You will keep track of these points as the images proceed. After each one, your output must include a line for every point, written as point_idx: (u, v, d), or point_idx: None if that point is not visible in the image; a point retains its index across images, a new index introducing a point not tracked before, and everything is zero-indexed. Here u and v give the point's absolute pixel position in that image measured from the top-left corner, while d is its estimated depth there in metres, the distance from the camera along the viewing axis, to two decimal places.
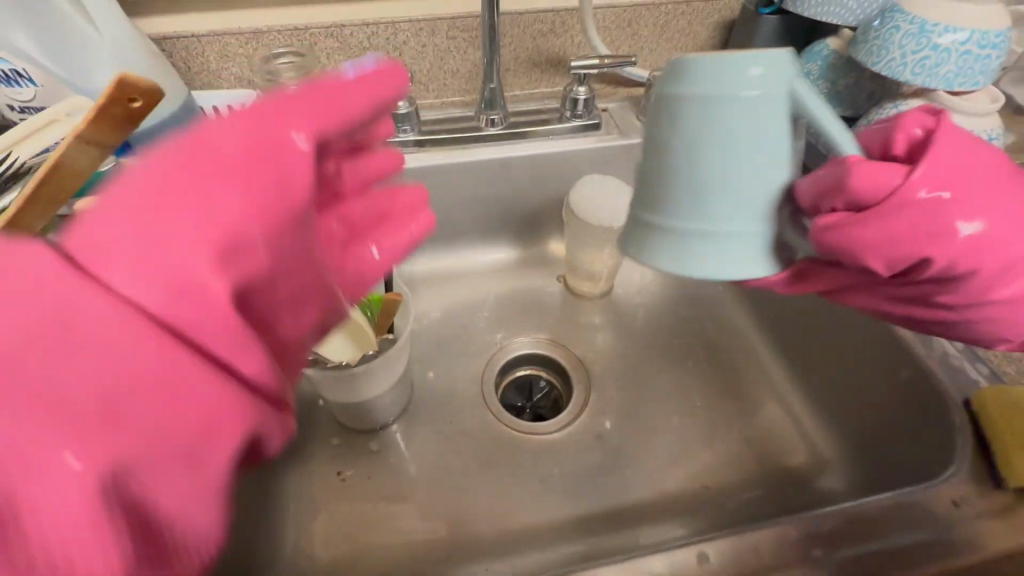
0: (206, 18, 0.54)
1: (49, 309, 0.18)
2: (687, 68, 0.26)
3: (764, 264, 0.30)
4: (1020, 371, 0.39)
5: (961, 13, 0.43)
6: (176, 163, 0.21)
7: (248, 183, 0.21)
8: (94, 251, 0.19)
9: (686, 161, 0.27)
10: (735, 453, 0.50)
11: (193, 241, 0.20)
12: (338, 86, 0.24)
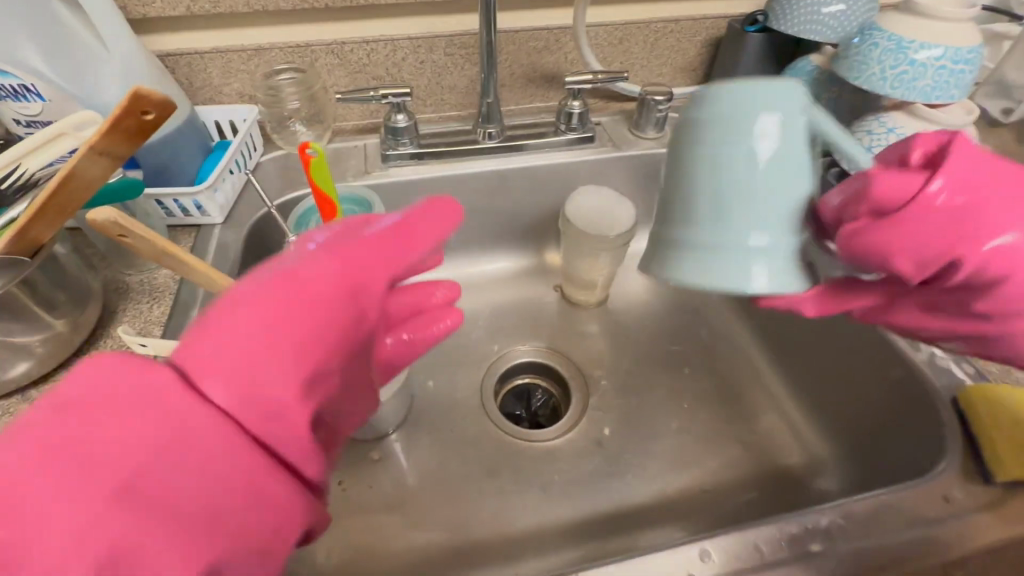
0: (209, 35, 0.55)
1: (168, 427, 0.22)
2: (708, 95, 0.29)
3: (796, 278, 0.31)
4: (1005, 370, 0.40)
5: (936, 30, 0.45)
6: (273, 296, 0.26)
7: (325, 315, 0.27)
8: (208, 372, 0.24)
9: (709, 182, 0.29)
10: (731, 457, 0.51)
11: (285, 373, 0.25)
12: (400, 235, 0.31)
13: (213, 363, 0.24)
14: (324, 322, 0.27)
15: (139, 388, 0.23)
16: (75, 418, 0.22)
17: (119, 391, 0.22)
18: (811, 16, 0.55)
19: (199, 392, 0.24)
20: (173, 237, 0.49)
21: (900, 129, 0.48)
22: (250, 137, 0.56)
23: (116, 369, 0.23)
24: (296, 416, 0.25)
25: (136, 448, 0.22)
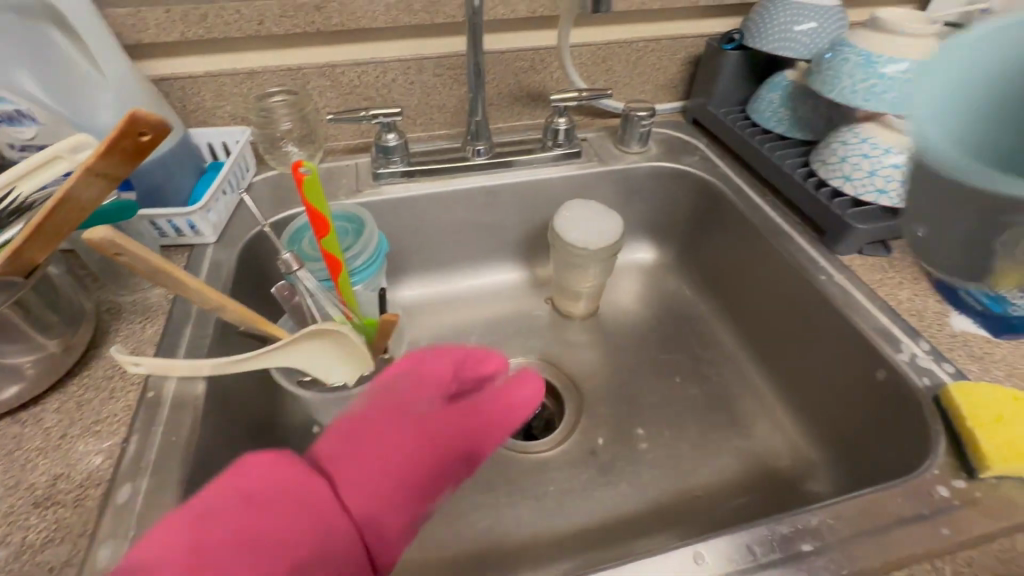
0: (202, 60, 0.56)
1: (319, 526, 0.29)
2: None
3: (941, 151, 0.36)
4: (983, 369, 0.42)
5: (902, 46, 0.48)
6: (407, 430, 0.36)
7: (437, 457, 0.36)
8: (351, 476, 0.33)
9: None
10: (724, 463, 0.52)
11: (400, 508, 0.33)
12: (512, 399, 0.41)
13: (357, 474, 0.33)
14: (438, 460, 0.36)
15: (307, 482, 0.30)
16: (254, 510, 0.28)
17: (287, 489, 0.30)
18: (785, 33, 0.58)
19: (341, 500, 0.32)
20: (167, 257, 0.49)
21: (872, 140, 0.50)
22: (243, 157, 0.57)
23: (282, 468, 0.30)
24: (390, 545, 0.32)
25: (284, 542, 0.28)
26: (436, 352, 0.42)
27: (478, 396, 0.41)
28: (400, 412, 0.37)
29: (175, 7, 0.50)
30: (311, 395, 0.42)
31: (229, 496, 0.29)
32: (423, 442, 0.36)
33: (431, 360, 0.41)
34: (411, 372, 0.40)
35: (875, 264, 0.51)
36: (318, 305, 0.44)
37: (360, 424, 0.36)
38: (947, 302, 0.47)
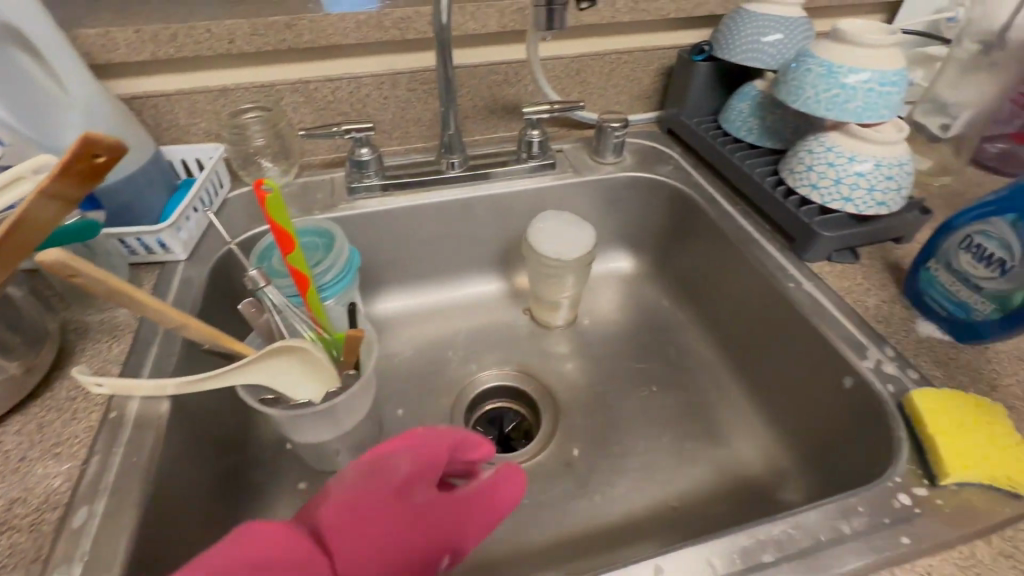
0: (174, 78, 0.57)
1: None
2: None
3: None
4: (948, 375, 0.42)
5: (863, 56, 0.48)
6: (409, 524, 0.35)
7: (427, 554, 0.35)
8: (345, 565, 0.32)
9: None
10: (699, 472, 0.52)
11: None
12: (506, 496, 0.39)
13: (352, 559, 0.32)
14: (425, 557, 0.35)
15: (311, 560, 0.30)
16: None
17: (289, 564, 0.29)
18: (752, 44, 0.59)
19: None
20: (136, 276, 0.49)
21: (836, 148, 0.50)
22: (216, 174, 0.57)
23: (284, 542, 0.30)
24: None
25: None
26: (432, 435, 0.39)
27: (474, 489, 0.38)
28: (402, 504, 0.35)
29: (145, 27, 0.51)
30: (277, 413, 0.42)
31: (238, 560, 0.28)
32: (416, 539, 0.35)
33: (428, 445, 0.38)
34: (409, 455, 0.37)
35: (843, 271, 0.51)
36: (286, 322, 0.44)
37: (362, 507, 0.34)
38: (913, 308, 0.47)
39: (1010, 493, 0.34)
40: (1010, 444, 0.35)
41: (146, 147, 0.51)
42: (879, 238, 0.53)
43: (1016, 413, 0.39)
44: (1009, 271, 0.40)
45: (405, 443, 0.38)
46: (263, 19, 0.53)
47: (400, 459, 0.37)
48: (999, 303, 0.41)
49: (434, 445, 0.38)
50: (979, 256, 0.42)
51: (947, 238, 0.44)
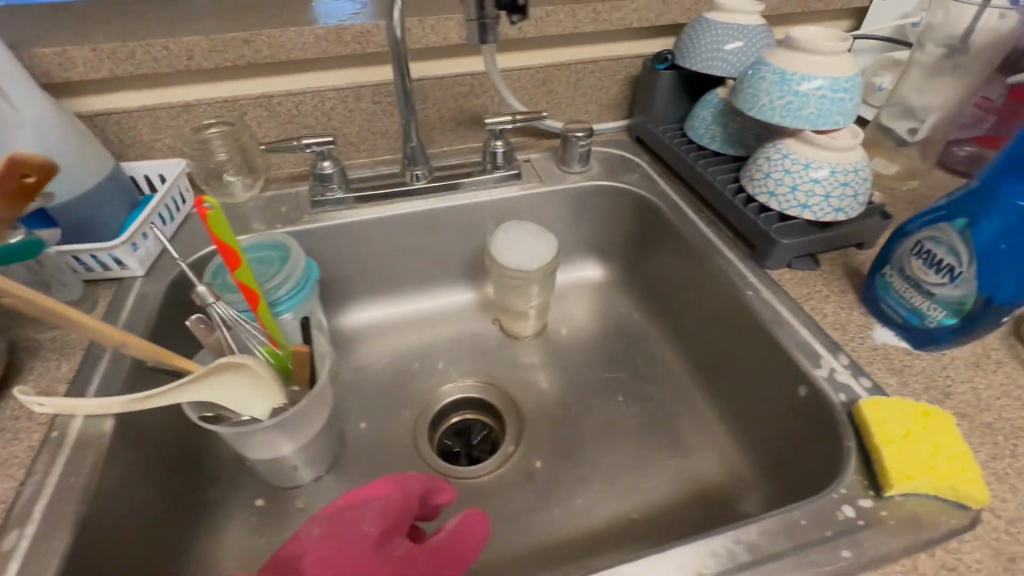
0: (137, 94, 0.57)
1: None
2: None
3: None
4: (901, 383, 0.42)
5: (815, 63, 0.48)
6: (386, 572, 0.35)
7: None
8: None
9: None
10: (661, 483, 0.51)
11: None
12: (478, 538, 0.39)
13: None
14: None
15: None
16: None
17: None
18: (714, 52, 0.59)
19: None
20: (92, 293, 0.49)
21: (792, 154, 0.50)
22: (178, 189, 0.57)
23: None
24: None
25: None
26: (400, 483, 0.42)
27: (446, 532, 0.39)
28: (378, 552, 0.36)
29: (102, 45, 0.51)
30: (221, 429, 0.41)
31: None
32: None
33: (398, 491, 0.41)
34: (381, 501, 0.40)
35: (803, 278, 0.51)
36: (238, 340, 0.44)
37: (338, 554, 0.35)
38: (871, 315, 0.47)
39: (955, 503, 0.34)
40: (957, 454, 0.34)
41: (103, 162, 0.51)
42: (839, 244, 0.52)
43: (968, 421, 0.39)
44: (957, 277, 0.39)
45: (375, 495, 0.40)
46: (221, 35, 0.53)
47: (373, 506, 0.39)
48: (950, 310, 0.41)
49: (403, 492, 0.41)
50: (929, 262, 0.41)
51: (900, 243, 0.44)
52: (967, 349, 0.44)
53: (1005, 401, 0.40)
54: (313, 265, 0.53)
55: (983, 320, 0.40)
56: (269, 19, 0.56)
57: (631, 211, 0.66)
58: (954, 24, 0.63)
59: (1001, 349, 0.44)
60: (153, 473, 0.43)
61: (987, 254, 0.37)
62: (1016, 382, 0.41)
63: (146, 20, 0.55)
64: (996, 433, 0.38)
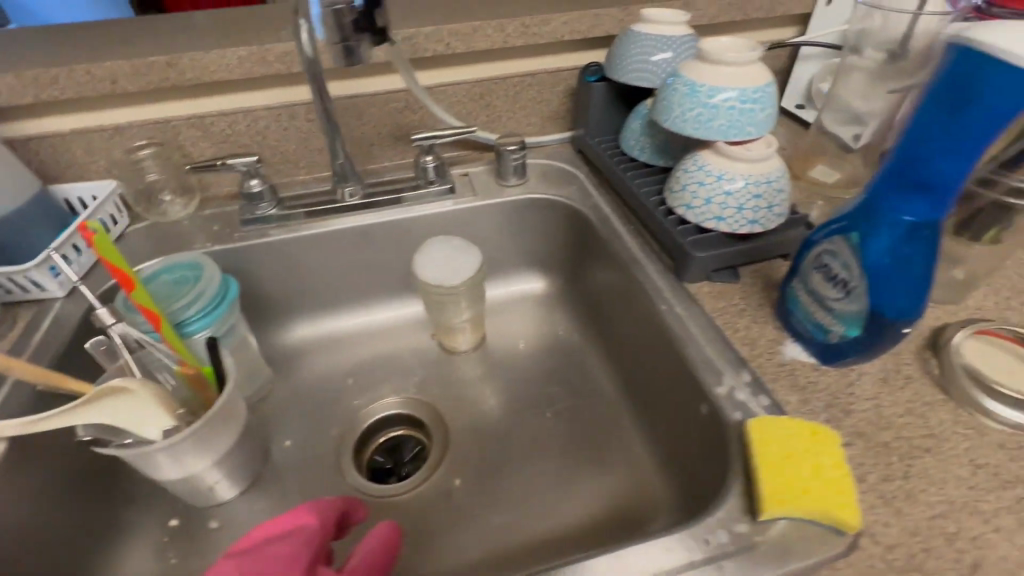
0: (68, 117, 0.58)
1: None
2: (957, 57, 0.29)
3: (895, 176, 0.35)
4: (801, 400, 0.40)
5: (725, 73, 0.48)
6: None
7: None
8: None
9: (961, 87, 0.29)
10: (578, 502, 0.50)
11: None
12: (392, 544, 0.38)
13: None
14: None
15: None
16: None
17: None
18: (642, 64, 0.58)
19: None
20: (12, 316, 0.50)
21: (706, 166, 0.49)
22: (107, 211, 0.58)
23: None
24: None
25: None
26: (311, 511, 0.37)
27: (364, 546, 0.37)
28: None
29: (26, 72, 0.52)
30: (118, 452, 0.41)
31: None
32: None
33: (318, 519, 0.37)
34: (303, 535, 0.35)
35: (721, 291, 0.50)
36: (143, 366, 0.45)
37: None
38: (783, 329, 0.46)
39: (830, 528, 0.32)
40: (835, 476, 0.33)
41: (26, 189, 0.52)
42: (760, 256, 0.51)
43: (864, 441, 0.38)
44: (850, 292, 0.38)
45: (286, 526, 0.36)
46: (143, 59, 0.54)
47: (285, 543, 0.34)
48: (847, 325, 0.40)
49: (318, 519, 0.37)
50: (827, 276, 0.40)
51: (804, 255, 0.42)
52: (876, 364, 0.43)
53: (907, 419, 0.39)
54: (232, 282, 0.53)
55: (879, 336, 0.39)
56: (195, 41, 0.57)
57: (568, 224, 0.66)
58: (895, 28, 0.62)
59: (912, 364, 0.43)
60: (56, 495, 0.44)
61: (875, 269, 0.36)
62: (922, 399, 0.40)
63: (75, 46, 0.57)
64: (891, 453, 0.37)
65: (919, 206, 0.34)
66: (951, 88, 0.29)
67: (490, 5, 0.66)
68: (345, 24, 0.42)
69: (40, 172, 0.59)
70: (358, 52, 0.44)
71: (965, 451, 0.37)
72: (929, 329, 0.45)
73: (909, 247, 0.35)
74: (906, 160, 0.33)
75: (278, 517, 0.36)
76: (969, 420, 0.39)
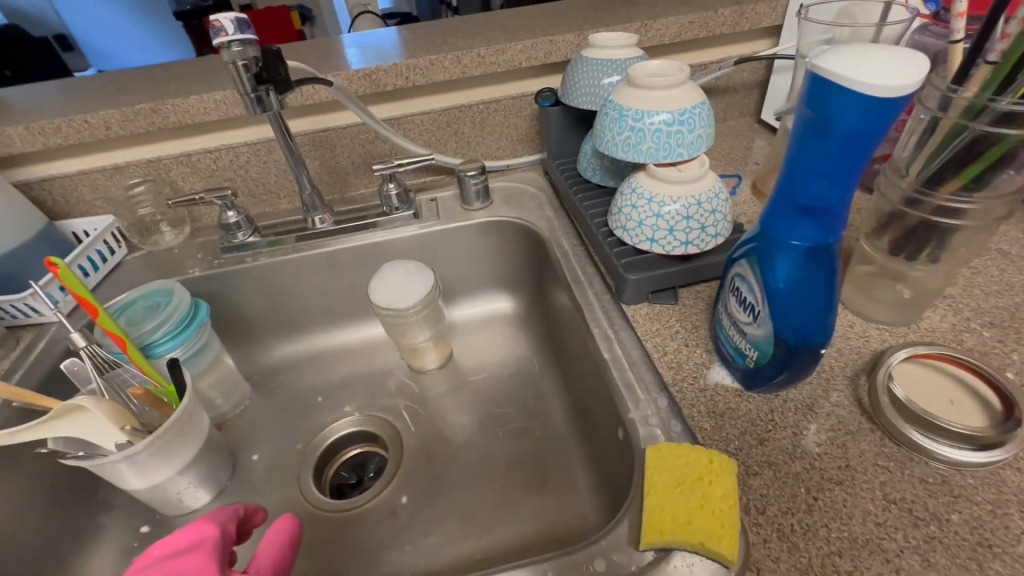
0: (75, 161, 0.65)
1: None
2: (808, 84, 0.28)
3: (786, 203, 0.33)
4: (716, 427, 0.39)
5: (652, 96, 0.47)
6: None
7: None
8: None
9: (816, 113, 0.28)
10: (515, 524, 0.52)
11: None
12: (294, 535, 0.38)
13: None
14: None
15: None
16: None
17: None
18: (593, 86, 0.58)
19: None
20: (14, 338, 0.56)
21: (637, 189, 0.49)
22: (105, 242, 0.64)
23: None
24: None
25: None
26: (211, 520, 0.35)
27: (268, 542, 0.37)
28: None
29: (34, 123, 0.59)
30: (80, 464, 0.44)
31: None
32: None
33: (222, 526, 0.35)
34: (213, 543, 0.33)
35: (658, 313, 0.50)
36: (113, 387, 0.48)
37: None
38: (714, 352, 0.45)
39: (714, 561, 0.32)
40: (722, 508, 0.32)
41: (32, 224, 0.59)
42: (701, 277, 0.51)
43: (773, 471, 0.36)
44: (757, 316, 0.37)
45: (187, 538, 0.33)
46: (132, 106, 0.60)
47: (190, 555, 0.32)
48: (760, 350, 0.38)
49: (222, 527, 0.35)
50: (740, 300, 0.39)
51: (724, 278, 0.42)
52: (804, 390, 0.41)
53: (825, 449, 0.37)
54: (202, 305, 0.59)
55: (791, 360, 0.37)
56: (181, 89, 0.63)
57: (530, 245, 0.67)
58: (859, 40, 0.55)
59: (843, 390, 0.41)
60: (38, 501, 0.49)
61: (774, 293, 0.35)
62: (845, 428, 0.38)
63: (83, 98, 0.64)
64: (798, 484, 0.35)
65: (807, 230, 0.33)
66: (810, 117, 0.29)
67: (453, 40, 0.69)
68: (249, 77, 0.46)
69: (53, 208, 0.66)
70: (266, 100, 0.48)
71: (879, 485, 0.35)
72: (870, 353, 0.43)
73: (804, 271, 0.34)
74: (788, 186, 0.33)
75: (176, 532, 0.34)
76: (893, 452, 0.36)
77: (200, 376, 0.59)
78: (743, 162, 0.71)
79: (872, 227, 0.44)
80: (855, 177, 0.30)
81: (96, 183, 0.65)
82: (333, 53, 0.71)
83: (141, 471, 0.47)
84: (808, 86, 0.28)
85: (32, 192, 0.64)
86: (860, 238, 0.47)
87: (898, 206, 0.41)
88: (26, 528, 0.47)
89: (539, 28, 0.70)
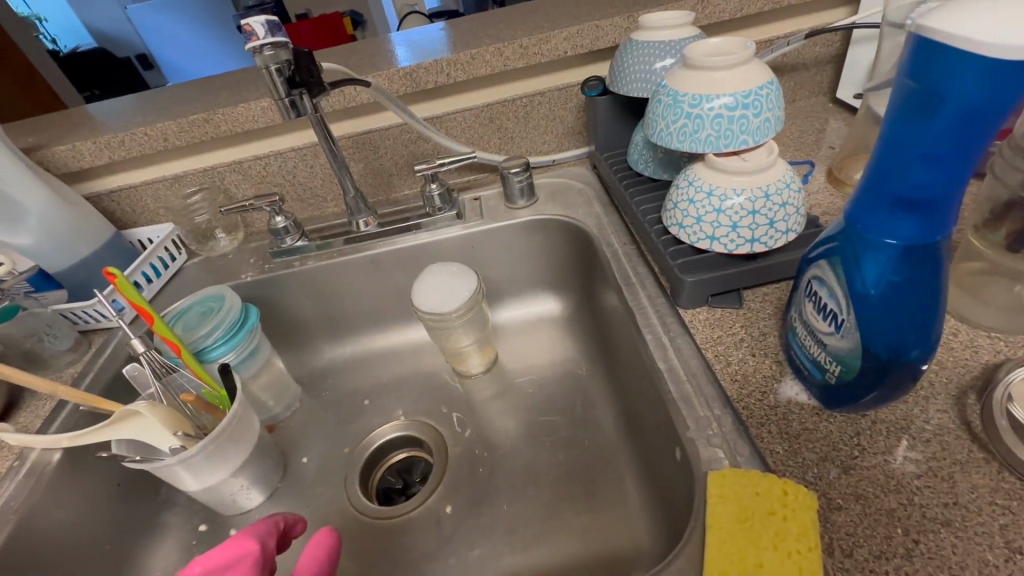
0: (139, 173, 0.68)
1: None
2: (911, 50, 0.24)
3: (877, 197, 0.28)
4: (790, 451, 0.35)
5: (712, 78, 0.42)
6: None
7: None
8: None
9: (926, 86, 0.23)
10: (563, 541, 0.49)
11: None
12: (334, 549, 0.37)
13: None
14: None
15: None
16: None
17: None
18: (644, 72, 0.54)
19: None
20: (87, 342, 0.60)
21: (695, 181, 0.44)
22: (166, 249, 0.67)
23: None
24: None
25: None
26: (250, 537, 0.35)
27: (307, 557, 0.36)
28: None
29: (101, 137, 0.62)
30: (139, 468, 0.46)
31: None
32: None
33: (260, 542, 0.35)
34: (250, 561, 0.33)
35: (720, 318, 0.45)
36: (170, 392, 0.50)
37: None
38: (786, 363, 0.40)
39: None
40: (799, 550, 0.29)
41: (101, 234, 0.62)
42: (769, 276, 0.45)
43: (861, 506, 0.31)
44: (841, 326, 0.32)
45: (220, 560, 0.33)
46: (187, 117, 0.62)
47: None
48: (844, 365, 0.33)
49: (259, 544, 0.35)
50: (818, 306, 0.34)
51: (799, 280, 0.36)
52: (896, 409, 0.35)
53: (925, 483, 0.32)
54: (253, 309, 0.60)
55: (883, 378, 0.32)
56: (231, 98, 0.65)
57: (576, 244, 0.64)
58: None
59: (947, 412, 0.35)
60: (104, 498, 0.51)
61: (862, 301, 0.30)
62: (951, 458, 0.32)
63: (143, 111, 0.67)
64: (894, 523, 0.30)
65: (905, 227, 0.28)
66: (914, 91, 0.24)
67: (496, 32, 0.66)
68: (282, 80, 0.45)
69: (121, 218, 0.70)
70: (301, 105, 0.48)
71: (1000, 530, 0.29)
72: (980, 367, 0.36)
73: (900, 274, 0.29)
74: (881, 175, 0.28)
75: (214, 548, 0.33)
76: (1016, 489, 0.30)
77: (252, 379, 0.60)
78: (816, 146, 0.64)
79: (982, 218, 0.38)
80: (972, 162, 0.24)
81: (158, 193, 0.69)
82: (377, 53, 0.70)
83: (196, 473, 0.48)
84: (911, 54, 0.24)
85: (104, 204, 0.68)
86: (966, 231, 0.40)
87: (1018, 192, 0.35)
88: (91, 526, 0.49)
89: (585, 13, 0.66)
